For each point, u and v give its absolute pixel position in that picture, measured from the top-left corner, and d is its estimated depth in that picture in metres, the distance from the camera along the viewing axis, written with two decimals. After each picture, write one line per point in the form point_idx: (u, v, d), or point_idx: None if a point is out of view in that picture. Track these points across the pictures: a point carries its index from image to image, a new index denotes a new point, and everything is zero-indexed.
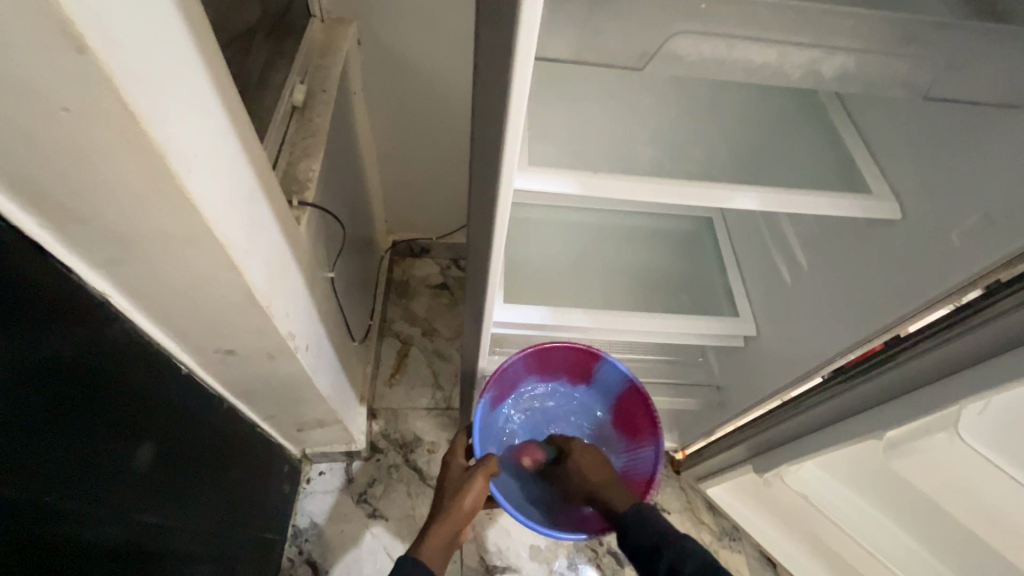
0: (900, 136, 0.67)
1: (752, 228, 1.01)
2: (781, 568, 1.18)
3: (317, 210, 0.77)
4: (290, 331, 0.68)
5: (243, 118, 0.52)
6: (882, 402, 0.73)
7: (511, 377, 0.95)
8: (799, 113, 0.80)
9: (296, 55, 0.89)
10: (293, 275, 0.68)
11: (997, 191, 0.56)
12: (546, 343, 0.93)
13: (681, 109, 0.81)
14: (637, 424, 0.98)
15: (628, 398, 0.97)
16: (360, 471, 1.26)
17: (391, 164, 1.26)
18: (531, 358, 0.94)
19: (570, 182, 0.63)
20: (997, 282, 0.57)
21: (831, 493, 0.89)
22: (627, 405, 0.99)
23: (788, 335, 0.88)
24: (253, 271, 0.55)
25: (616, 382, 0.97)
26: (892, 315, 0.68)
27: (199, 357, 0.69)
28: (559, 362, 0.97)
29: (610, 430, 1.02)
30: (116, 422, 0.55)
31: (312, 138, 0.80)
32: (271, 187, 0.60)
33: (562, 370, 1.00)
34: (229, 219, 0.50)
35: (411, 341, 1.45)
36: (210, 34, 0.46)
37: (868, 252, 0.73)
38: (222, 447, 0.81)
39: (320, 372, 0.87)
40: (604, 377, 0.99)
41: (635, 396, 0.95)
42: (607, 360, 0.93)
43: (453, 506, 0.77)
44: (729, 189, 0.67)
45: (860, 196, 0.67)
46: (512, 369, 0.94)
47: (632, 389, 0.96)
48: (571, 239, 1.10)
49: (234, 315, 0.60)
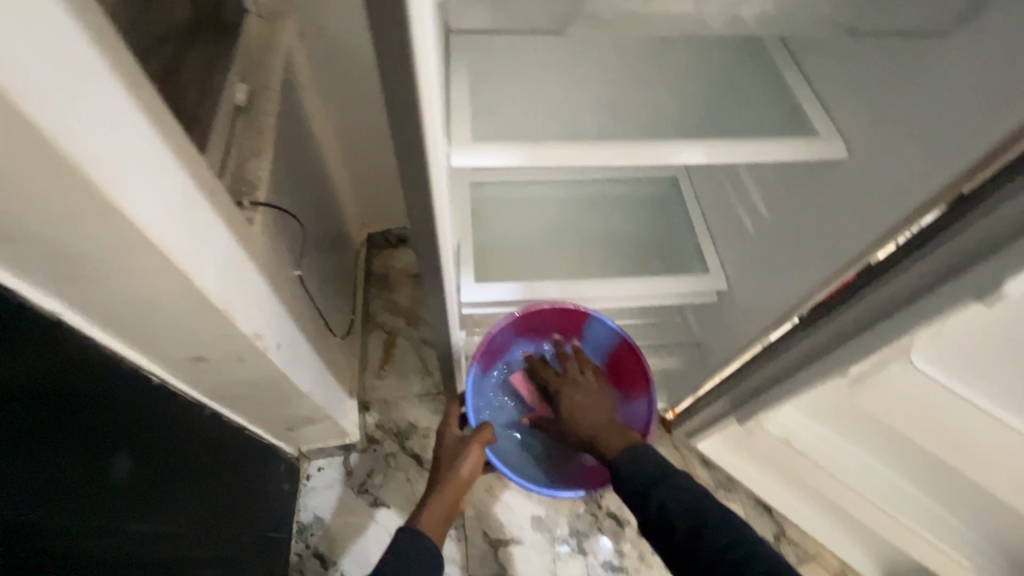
0: (840, 73, 0.67)
1: (715, 182, 1.00)
2: (777, 512, 1.22)
3: (271, 209, 0.77)
4: (256, 331, 0.69)
5: (166, 124, 0.52)
6: (842, 341, 0.73)
7: (501, 342, 0.98)
8: (738, 57, 0.79)
9: (234, 55, 0.87)
10: (250, 276, 0.68)
11: (934, 119, 0.57)
12: (530, 306, 0.95)
13: (624, 71, 0.81)
14: (631, 378, 1.01)
15: (620, 355, 1.00)
16: (358, 463, 1.28)
17: (352, 156, 1.25)
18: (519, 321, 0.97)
19: (514, 154, 0.63)
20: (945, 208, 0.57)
21: (810, 435, 0.91)
22: (620, 360, 1.01)
23: (758, 286, 0.89)
24: (201, 275, 0.56)
25: (605, 338, 1.00)
26: (850, 253, 0.69)
27: (169, 366, 0.70)
28: (548, 323, 1.00)
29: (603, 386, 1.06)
30: (90, 437, 0.56)
31: (258, 137, 0.79)
32: (210, 190, 0.60)
33: (552, 330, 1.02)
34: (164, 225, 0.50)
35: (397, 331, 1.45)
36: (117, 40, 0.46)
37: (822, 195, 0.74)
38: (210, 455, 0.82)
39: (299, 369, 0.87)
40: (595, 336, 1.01)
41: (627, 352, 0.98)
42: (597, 317, 0.96)
43: (452, 476, 0.79)
44: (676, 144, 0.67)
45: (807, 138, 0.67)
46: (501, 338, 0.96)
47: (622, 342, 0.98)
48: (538, 212, 1.10)
49: (193, 320, 0.60)
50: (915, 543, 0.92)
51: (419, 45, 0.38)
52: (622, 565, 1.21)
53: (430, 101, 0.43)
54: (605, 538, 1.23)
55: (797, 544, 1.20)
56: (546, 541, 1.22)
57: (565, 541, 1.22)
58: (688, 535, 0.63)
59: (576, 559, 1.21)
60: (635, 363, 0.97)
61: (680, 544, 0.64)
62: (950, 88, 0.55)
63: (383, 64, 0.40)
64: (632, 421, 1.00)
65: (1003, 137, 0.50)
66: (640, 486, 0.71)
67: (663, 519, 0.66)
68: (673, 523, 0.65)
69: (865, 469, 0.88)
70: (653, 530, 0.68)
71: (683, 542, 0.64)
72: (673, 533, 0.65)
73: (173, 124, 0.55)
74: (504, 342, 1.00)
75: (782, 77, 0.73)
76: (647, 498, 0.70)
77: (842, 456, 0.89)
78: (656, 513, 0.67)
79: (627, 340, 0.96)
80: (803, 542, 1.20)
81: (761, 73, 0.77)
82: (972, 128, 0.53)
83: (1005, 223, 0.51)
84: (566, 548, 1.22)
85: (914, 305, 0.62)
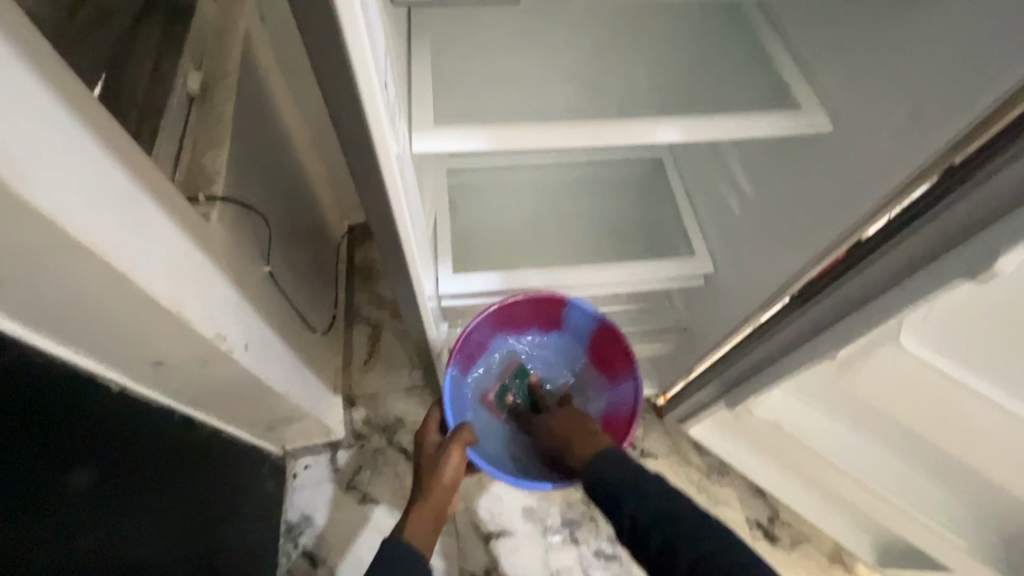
0: (824, 40, 0.64)
1: (699, 160, 0.97)
2: (770, 495, 1.21)
3: (230, 203, 0.74)
4: (218, 332, 0.66)
5: (95, 115, 0.49)
6: (829, 322, 0.70)
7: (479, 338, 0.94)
8: (723, 33, 0.77)
9: (188, 40, 0.83)
10: (207, 274, 0.65)
11: (920, 86, 0.54)
12: (509, 298, 0.91)
13: (598, 46, 0.77)
14: (616, 363, 0.97)
15: (602, 339, 0.96)
16: (346, 459, 1.26)
17: (326, 145, 1.21)
18: (496, 316, 0.94)
19: (478, 137, 0.59)
20: (944, 173, 0.52)
21: (801, 417, 0.89)
22: (604, 348, 0.98)
23: (744, 267, 0.86)
24: (145, 277, 0.53)
25: (588, 326, 0.96)
26: (838, 231, 0.66)
27: (129, 372, 0.67)
28: (527, 315, 0.96)
29: (590, 374, 1.02)
30: (41, 451, 0.53)
31: (216, 127, 0.76)
32: (154, 186, 0.57)
33: (532, 321, 0.99)
34: (94, 225, 0.47)
35: (382, 324, 1.42)
36: (29, 24, 0.42)
37: (807, 170, 0.71)
38: (184, 461, 0.80)
39: (272, 368, 0.85)
40: (575, 322, 0.98)
41: (608, 336, 0.95)
42: (575, 302, 0.92)
43: (433, 483, 0.78)
44: (651, 121, 0.64)
45: (790, 112, 0.64)
46: (476, 331, 0.93)
47: (605, 329, 0.95)
48: (519, 197, 1.06)
49: (146, 322, 0.57)
50: (905, 523, 0.91)
51: (345, 15, 0.35)
52: (616, 552, 1.20)
53: (370, 78, 0.40)
54: (598, 525, 1.22)
55: (791, 525, 1.19)
56: (539, 532, 1.21)
57: (557, 530, 1.21)
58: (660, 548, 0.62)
59: (569, 549, 1.20)
60: (618, 347, 0.94)
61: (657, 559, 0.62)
62: (935, 55, 0.52)
63: (314, 42, 0.37)
64: (621, 406, 0.96)
65: (997, 102, 0.47)
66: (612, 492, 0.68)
67: (637, 534, 0.64)
68: (646, 539, 0.63)
69: (856, 451, 0.86)
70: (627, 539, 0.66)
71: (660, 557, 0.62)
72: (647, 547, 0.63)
73: (104, 114, 0.51)
74: (483, 337, 0.97)
75: (768, 51, 0.71)
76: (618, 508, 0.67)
77: (833, 439, 0.87)
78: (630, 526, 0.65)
79: (607, 323, 0.93)
80: (797, 524, 1.19)
81: (743, 45, 0.74)
82: (961, 94, 0.50)
83: (997, 195, 0.48)
84: (558, 537, 1.20)
85: (901, 283, 0.59)
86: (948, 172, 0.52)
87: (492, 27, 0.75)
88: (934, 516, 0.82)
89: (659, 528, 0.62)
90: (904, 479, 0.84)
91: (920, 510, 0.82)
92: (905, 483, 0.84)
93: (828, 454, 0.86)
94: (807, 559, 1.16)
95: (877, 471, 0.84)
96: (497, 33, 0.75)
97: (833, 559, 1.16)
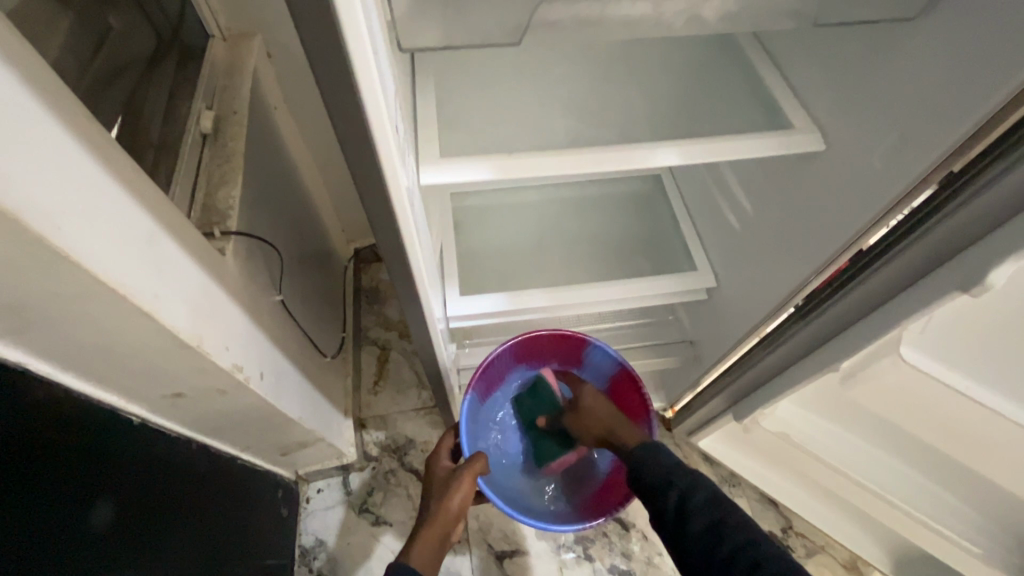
0: (812, 64, 0.67)
1: (697, 177, 1.00)
2: (782, 506, 1.21)
3: (243, 237, 0.77)
4: (235, 363, 0.68)
5: (120, 162, 0.52)
6: (836, 333, 0.72)
7: (498, 369, 0.96)
8: (714, 58, 0.80)
9: (200, 80, 0.86)
10: (224, 307, 0.68)
11: (905, 108, 0.57)
12: (530, 334, 0.94)
13: (593, 74, 0.80)
14: (632, 408, 0.98)
15: (620, 383, 0.97)
16: (358, 482, 1.26)
17: (331, 173, 1.24)
18: (518, 348, 0.96)
19: (482, 167, 0.62)
20: (939, 185, 0.54)
21: (809, 427, 0.90)
22: (620, 390, 0.99)
23: (745, 280, 0.88)
24: (171, 314, 0.56)
25: (606, 366, 0.97)
26: (835, 247, 0.67)
27: (148, 406, 0.68)
28: (547, 349, 0.99)
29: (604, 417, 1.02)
30: (65, 485, 0.54)
31: (228, 163, 0.79)
32: (173, 225, 0.60)
33: (552, 357, 1.01)
34: (118, 263, 0.49)
35: (390, 345, 1.44)
36: (61, 84, 0.46)
37: (802, 187, 0.73)
38: (202, 490, 0.81)
39: (286, 396, 0.86)
40: (594, 363, 0.99)
41: (625, 380, 0.96)
42: (597, 343, 0.94)
43: (441, 509, 0.77)
44: (649, 146, 0.66)
45: (783, 132, 0.66)
46: (498, 361, 0.96)
47: (623, 371, 0.96)
48: (523, 218, 1.08)
49: (167, 358, 0.60)
50: (915, 530, 0.92)
51: (355, 58, 0.37)
52: (629, 569, 1.19)
53: (381, 120, 0.42)
54: (610, 542, 1.22)
55: (804, 536, 1.19)
56: (552, 549, 1.21)
57: (570, 547, 1.21)
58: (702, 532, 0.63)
59: (582, 566, 1.19)
60: (634, 393, 0.95)
61: (696, 542, 0.63)
62: (919, 75, 0.55)
63: (328, 93, 0.40)
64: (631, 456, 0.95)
65: (977, 125, 0.49)
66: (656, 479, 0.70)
67: (680, 517, 0.65)
68: (689, 520, 0.64)
69: (864, 458, 0.87)
70: (670, 532, 0.66)
71: (700, 541, 0.63)
72: (689, 529, 0.64)
73: (124, 157, 0.54)
74: (503, 368, 0.99)
75: (758, 75, 0.73)
76: (665, 490, 0.68)
77: (841, 448, 0.88)
78: (673, 509, 0.66)
79: (626, 366, 0.94)
80: (810, 534, 1.19)
81: (734, 69, 0.78)
82: (947, 112, 0.52)
83: (1003, 200, 0.49)
84: (572, 554, 1.20)
85: (900, 295, 0.61)
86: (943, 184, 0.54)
87: (490, 60, 0.79)
88: (946, 521, 0.82)
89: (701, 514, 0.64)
90: (913, 485, 0.84)
91: (933, 516, 0.82)
92: (916, 490, 0.84)
93: (837, 463, 0.87)
94: (823, 569, 1.15)
95: (886, 479, 0.85)
96: (495, 67, 0.79)
97: (848, 569, 1.16)
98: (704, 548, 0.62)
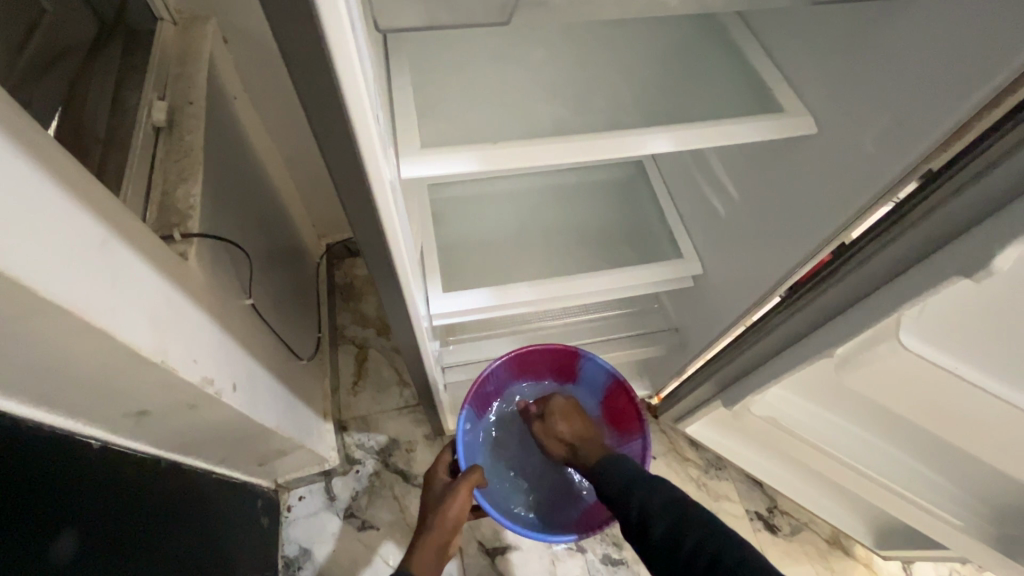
0: (802, 45, 0.65)
1: (680, 163, 0.98)
2: (767, 486, 1.23)
3: (206, 239, 0.71)
4: (205, 376, 0.63)
5: (62, 163, 0.47)
6: (827, 319, 0.72)
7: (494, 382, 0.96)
8: (699, 41, 0.77)
9: (150, 68, 0.79)
10: (190, 317, 0.62)
11: (899, 89, 0.55)
12: (525, 347, 0.93)
13: (574, 60, 0.77)
14: (625, 417, 0.99)
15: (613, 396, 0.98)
16: (341, 486, 1.22)
17: (298, 166, 1.18)
18: (513, 362, 0.96)
19: (464, 157, 0.57)
20: (927, 173, 0.54)
21: (796, 410, 0.91)
22: (615, 402, 0.99)
23: (733, 267, 0.87)
24: (130, 329, 0.50)
25: (601, 377, 0.98)
26: (827, 231, 0.66)
27: (110, 427, 0.62)
28: (543, 362, 0.99)
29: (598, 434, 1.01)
30: (21, 521, 0.49)
31: (187, 159, 0.73)
32: (127, 229, 0.54)
33: (547, 370, 1.01)
34: (67, 278, 0.43)
35: (368, 344, 1.39)
36: None
37: (791, 171, 0.71)
38: (174, 511, 0.76)
39: (262, 405, 0.82)
40: (588, 374, 1.00)
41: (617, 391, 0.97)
42: (590, 355, 0.94)
43: (436, 518, 0.75)
44: (638, 134, 0.63)
45: (774, 116, 0.65)
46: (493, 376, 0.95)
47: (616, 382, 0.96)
48: (503, 208, 1.05)
49: (129, 375, 0.54)
50: (898, 507, 0.93)
51: (332, 46, 0.33)
52: (621, 557, 1.20)
53: (360, 111, 0.38)
54: (602, 532, 1.22)
55: (789, 514, 1.21)
56: (544, 544, 1.19)
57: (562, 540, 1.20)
58: (665, 535, 0.63)
59: (575, 558, 1.19)
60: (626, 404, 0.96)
61: (670, 542, 0.62)
62: (915, 57, 0.53)
63: (299, 80, 0.36)
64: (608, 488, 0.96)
65: (975, 108, 0.48)
66: (619, 489, 0.71)
67: (642, 521, 0.66)
68: (650, 526, 0.65)
69: (851, 439, 0.88)
70: (633, 533, 0.67)
71: (662, 544, 0.63)
72: (651, 535, 0.64)
73: (66, 157, 0.48)
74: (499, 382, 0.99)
75: (746, 58, 0.72)
76: (627, 499, 0.69)
77: (828, 430, 0.89)
78: (635, 518, 0.67)
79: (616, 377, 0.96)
80: (795, 512, 1.21)
81: (721, 50, 0.75)
82: (942, 95, 0.51)
83: (993, 190, 0.48)
84: (564, 546, 1.20)
85: (891, 283, 0.61)
86: (931, 173, 0.54)
87: (468, 44, 0.75)
88: (927, 495, 0.84)
89: (664, 514, 0.64)
90: (898, 463, 0.86)
91: (916, 493, 0.84)
92: (900, 468, 0.86)
93: (827, 446, 0.88)
94: (807, 545, 1.18)
95: (872, 458, 0.86)
96: (473, 50, 0.75)
97: (831, 544, 1.19)
98: (668, 549, 0.62)
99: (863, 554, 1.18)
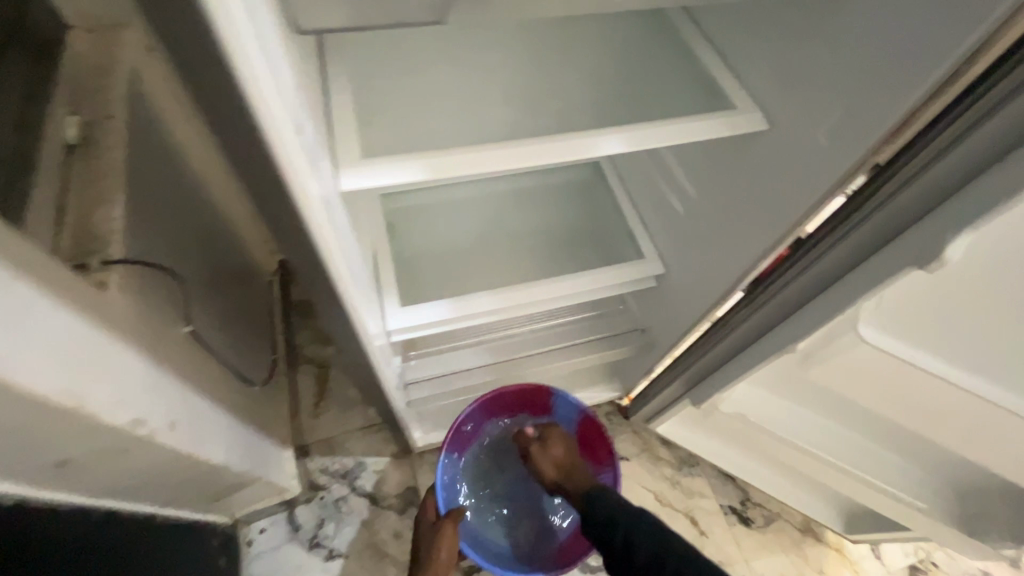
0: (751, 40, 0.65)
1: (637, 162, 0.97)
2: (739, 479, 1.23)
3: (131, 266, 0.65)
4: (135, 417, 0.58)
5: None
6: (790, 312, 0.72)
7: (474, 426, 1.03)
8: (649, 39, 0.76)
9: (60, 81, 0.72)
10: (115, 353, 0.56)
11: (847, 83, 0.55)
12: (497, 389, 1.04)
13: (524, 60, 0.75)
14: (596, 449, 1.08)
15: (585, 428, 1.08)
16: (305, 515, 1.16)
17: None
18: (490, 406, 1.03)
19: (407, 166, 0.54)
20: (877, 165, 0.55)
21: (764, 405, 0.91)
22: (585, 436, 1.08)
23: (694, 264, 0.86)
24: (34, 373, 0.45)
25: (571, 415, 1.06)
26: (783, 225, 0.66)
27: (25, 480, 0.56)
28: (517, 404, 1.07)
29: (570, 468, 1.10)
30: None
31: (106, 179, 0.66)
32: (29, 260, 0.48)
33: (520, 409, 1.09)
34: None
35: (328, 362, 1.32)
36: None
37: (745, 168, 0.71)
38: (103, 569, 0.69)
39: (208, 441, 0.76)
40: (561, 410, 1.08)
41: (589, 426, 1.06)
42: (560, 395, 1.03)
43: (430, 562, 0.88)
44: (591, 135, 0.61)
45: (726, 113, 0.64)
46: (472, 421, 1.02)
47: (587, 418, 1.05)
48: (461, 216, 1.02)
49: (40, 425, 0.48)
50: (865, 494, 0.95)
51: (237, 60, 0.29)
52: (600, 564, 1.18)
53: (276, 123, 0.34)
54: None
55: (761, 505, 1.22)
56: None
57: None
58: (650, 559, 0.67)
59: None
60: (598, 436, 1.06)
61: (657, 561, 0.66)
62: (860, 51, 0.53)
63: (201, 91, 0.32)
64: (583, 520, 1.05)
65: (921, 100, 0.48)
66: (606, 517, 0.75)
67: (626, 551, 0.70)
68: (634, 553, 0.69)
69: (817, 430, 0.89)
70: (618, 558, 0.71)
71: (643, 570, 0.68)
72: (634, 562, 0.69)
73: None
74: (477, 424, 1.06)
75: (695, 55, 0.71)
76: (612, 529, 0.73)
77: (794, 423, 0.89)
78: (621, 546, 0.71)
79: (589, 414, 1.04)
80: (767, 503, 1.22)
81: (671, 48, 0.74)
82: (887, 88, 0.51)
83: (940, 182, 0.49)
84: None
85: (847, 275, 0.61)
86: (880, 164, 0.54)
87: (412, 47, 0.71)
88: (891, 480, 0.86)
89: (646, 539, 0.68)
90: (862, 450, 0.87)
91: (880, 479, 0.86)
92: (865, 456, 0.87)
93: (794, 438, 0.88)
94: (779, 535, 1.20)
95: (839, 447, 0.87)
96: (417, 53, 0.71)
97: (803, 532, 1.20)
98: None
99: (833, 539, 1.21)
